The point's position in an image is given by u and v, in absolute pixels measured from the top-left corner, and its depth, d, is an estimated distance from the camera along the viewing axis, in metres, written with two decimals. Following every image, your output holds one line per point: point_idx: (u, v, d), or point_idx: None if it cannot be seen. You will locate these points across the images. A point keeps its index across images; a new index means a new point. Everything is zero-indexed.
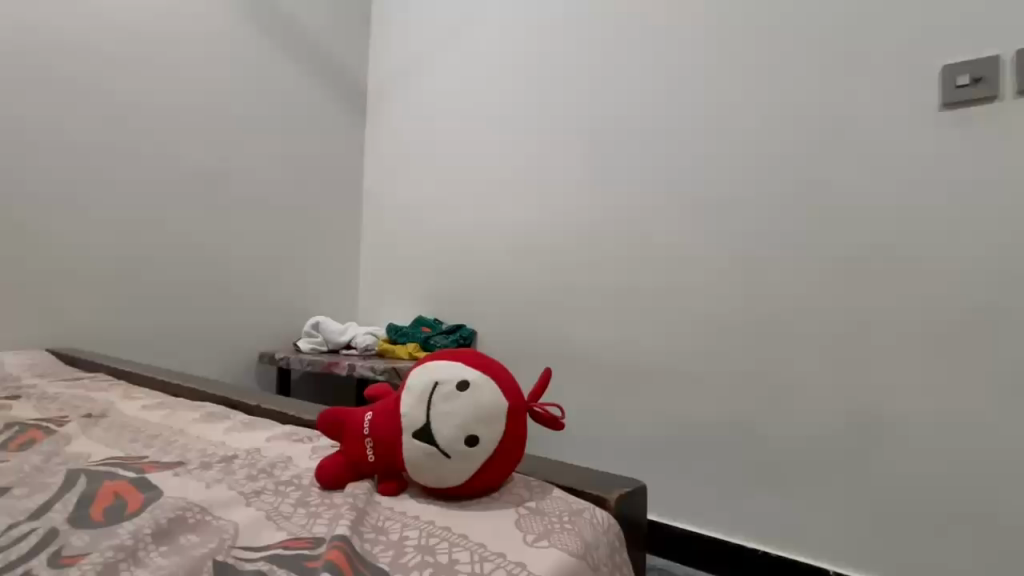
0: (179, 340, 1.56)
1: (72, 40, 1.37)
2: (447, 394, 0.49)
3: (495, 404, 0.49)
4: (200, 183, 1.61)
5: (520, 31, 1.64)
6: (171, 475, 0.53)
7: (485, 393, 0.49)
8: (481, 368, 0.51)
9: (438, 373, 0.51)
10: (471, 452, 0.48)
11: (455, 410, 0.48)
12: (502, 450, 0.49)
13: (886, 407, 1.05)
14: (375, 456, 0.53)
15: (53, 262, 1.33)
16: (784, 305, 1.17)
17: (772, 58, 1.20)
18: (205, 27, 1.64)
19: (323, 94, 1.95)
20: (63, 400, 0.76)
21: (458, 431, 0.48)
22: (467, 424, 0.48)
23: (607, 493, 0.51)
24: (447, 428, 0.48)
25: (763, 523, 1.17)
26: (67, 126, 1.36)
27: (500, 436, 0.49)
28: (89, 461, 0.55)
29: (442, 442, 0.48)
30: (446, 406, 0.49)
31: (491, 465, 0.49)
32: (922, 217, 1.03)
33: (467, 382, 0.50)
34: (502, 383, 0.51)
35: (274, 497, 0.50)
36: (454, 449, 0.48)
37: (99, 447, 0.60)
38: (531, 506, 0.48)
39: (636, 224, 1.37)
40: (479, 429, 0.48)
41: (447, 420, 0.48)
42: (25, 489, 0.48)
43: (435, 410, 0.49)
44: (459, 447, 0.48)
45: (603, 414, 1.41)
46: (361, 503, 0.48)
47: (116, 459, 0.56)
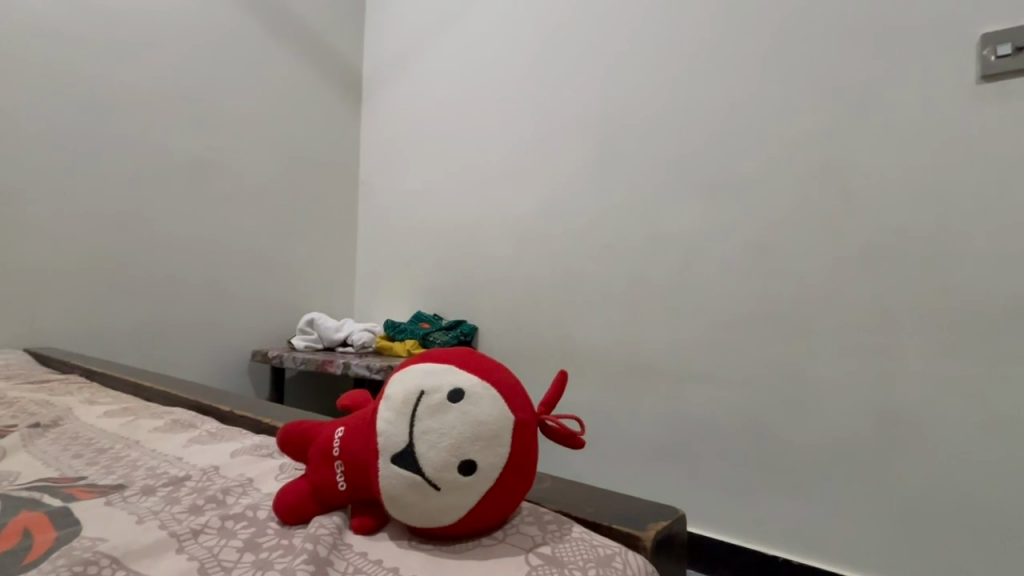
0: (165, 340, 1.49)
1: (44, 18, 1.28)
2: (436, 407, 0.42)
3: (497, 420, 0.42)
4: (185, 173, 1.53)
5: (520, 12, 1.56)
6: (99, 505, 0.46)
7: (483, 405, 0.42)
8: (477, 373, 0.44)
9: (425, 379, 0.44)
10: (468, 481, 0.41)
11: (447, 429, 0.41)
12: (504, 476, 0.42)
13: (917, 409, 0.97)
14: (347, 485, 0.46)
15: (28, 259, 1.25)
16: (801, 297, 1.09)
17: (790, 31, 1.12)
18: (189, 8, 1.56)
19: (315, 81, 1.88)
20: (19, 406, 0.70)
21: (448, 456, 0.41)
22: (461, 449, 0.41)
23: (641, 531, 0.44)
24: (436, 451, 0.41)
25: (782, 531, 1.10)
26: (44, 113, 1.27)
27: (503, 458, 0.42)
28: (12, 485, 0.48)
29: (428, 471, 0.41)
30: (434, 421, 0.42)
31: (489, 497, 0.42)
32: (959, 205, 0.95)
33: (460, 392, 0.42)
34: (504, 393, 0.43)
35: (217, 538, 0.43)
36: (446, 479, 0.41)
37: (33, 466, 0.53)
38: (546, 553, 0.41)
39: (643, 212, 1.30)
40: (476, 454, 0.41)
41: (437, 441, 0.41)
42: None
43: (421, 427, 0.42)
44: (451, 475, 0.41)
45: (610, 413, 1.34)
46: (323, 550, 0.41)
47: (45, 482, 0.49)
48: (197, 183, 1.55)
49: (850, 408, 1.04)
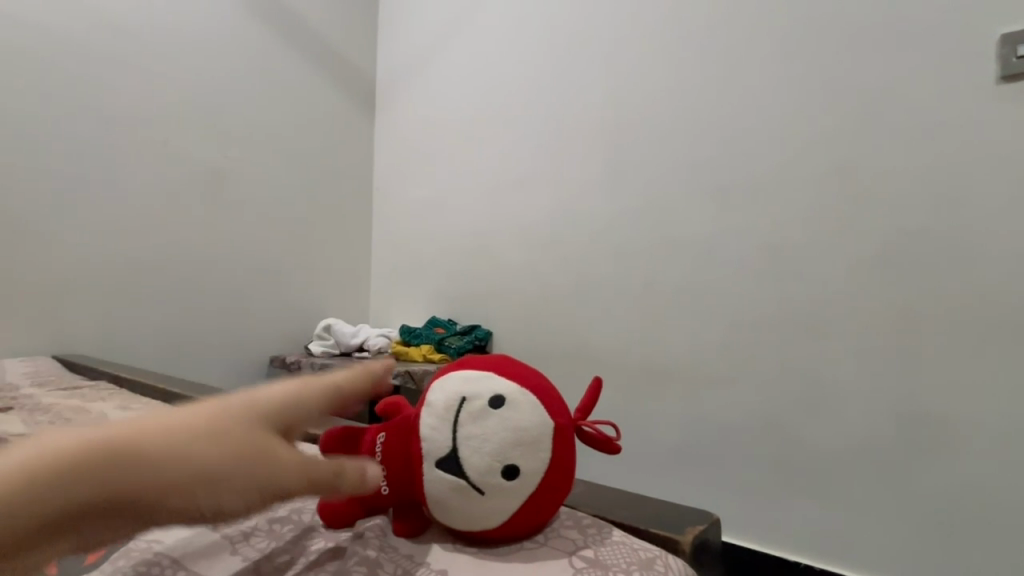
0: (186, 346, 1.52)
1: (68, 35, 1.32)
2: (477, 413, 0.43)
3: (537, 425, 0.43)
4: (204, 183, 1.56)
5: (531, 18, 1.57)
6: None
7: (522, 411, 0.43)
8: (513, 379, 0.45)
9: (463, 385, 0.45)
10: (512, 483, 0.42)
11: (488, 434, 0.42)
12: (545, 478, 0.43)
13: (942, 412, 0.96)
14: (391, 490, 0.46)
15: (55, 268, 1.28)
16: (820, 299, 1.08)
17: (803, 32, 1.12)
18: (206, 22, 1.59)
19: (329, 90, 1.91)
20: (56, 413, 0.72)
21: (492, 461, 0.42)
22: (504, 454, 0.42)
23: (680, 534, 0.44)
24: (479, 456, 0.42)
25: (803, 535, 1.09)
26: (70, 128, 1.31)
27: (542, 461, 0.43)
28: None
29: (472, 476, 0.42)
30: (475, 427, 0.43)
31: (532, 498, 0.43)
32: (980, 205, 0.93)
33: (501, 399, 0.43)
34: (540, 399, 0.45)
35: (267, 539, 0.47)
36: (491, 483, 0.42)
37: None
38: (588, 557, 0.42)
39: (657, 216, 1.30)
40: (517, 457, 0.42)
41: (479, 446, 0.42)
42: None
43: (463, 433, 0.43)
44: (495, 479, 0.42)
45: (625, 418, 1.34)
46: (372, 553, 0.44)
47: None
48: (214, 193, 1.58)
49: (871, 411, 1.02)
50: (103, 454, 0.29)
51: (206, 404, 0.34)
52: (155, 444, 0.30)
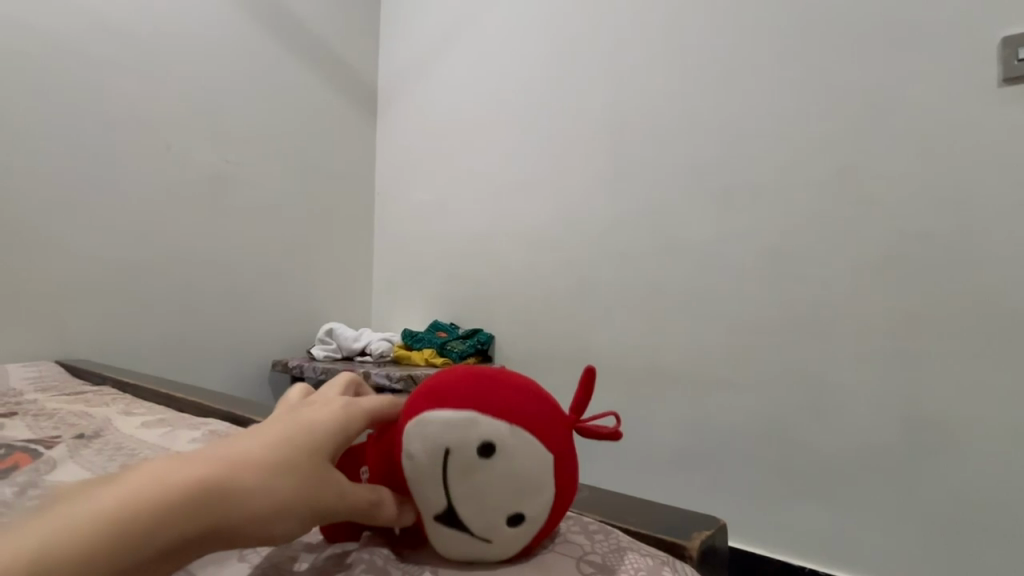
0: (189, 350, 1.52)
1: (73, 41, 1.33)
2: (468, 465, 0.37)
3: (539, 467, 0.38)
4: (207, 187, 1.57)
5: (532, 24, 1.58)
6: None
7: (520, 453, 0.37)
8: (501, 417, 0.37)
9: (443, 431, 0.37)
10: (521, 525, 0.39)
11: (488, 488, 0.37)
12: (553, 507, 0.40)
13: (948, 414, 0.95)
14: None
15: (58, 272, 1.29)
16: (824, 302, 1.08)
17: (803, 36, 1.12)
18: (209, 28, 1.61)
19: (331, 95, 1.92)
20: (60, 418, 0.72)
21: (496, 514, 0.37)
22: (507, 502, 0.37)
23: (686, 540, 0.43)
24: (481, 509, 0.37)
25: (808, 539, 1.08)
26: (74, 133, 1.32)
27: (549, 495, 0.39)
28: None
29: (475, 529, 0.38)
30: (469, 481, 0.37)
31: (543, 528, 0.40)
32: (982, 207, 0.93)
33: (491, 446, 0.37)
34: (536, 433, 0.38)
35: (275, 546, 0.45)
36: (499, 531, 0.38)
37: (85, 475, 0.54)
38: (596, 563, 0.41)
39: (659, 219, 1.30)
40: (522, 503, 0.38)
41: (479, 500, 0.37)
42: None
43: (457, 487, 0.37)
44: (500, 528, 0.38)
45: (629, 421, 1.33)
46: (380, 560, 0.42)
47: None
48: (217, 197, 1.59)
49: (875, 413, 1.02)
50: (212, 493, 0.28)
51: (292, 431, 0.34)
52: (261, 478, 0.30)
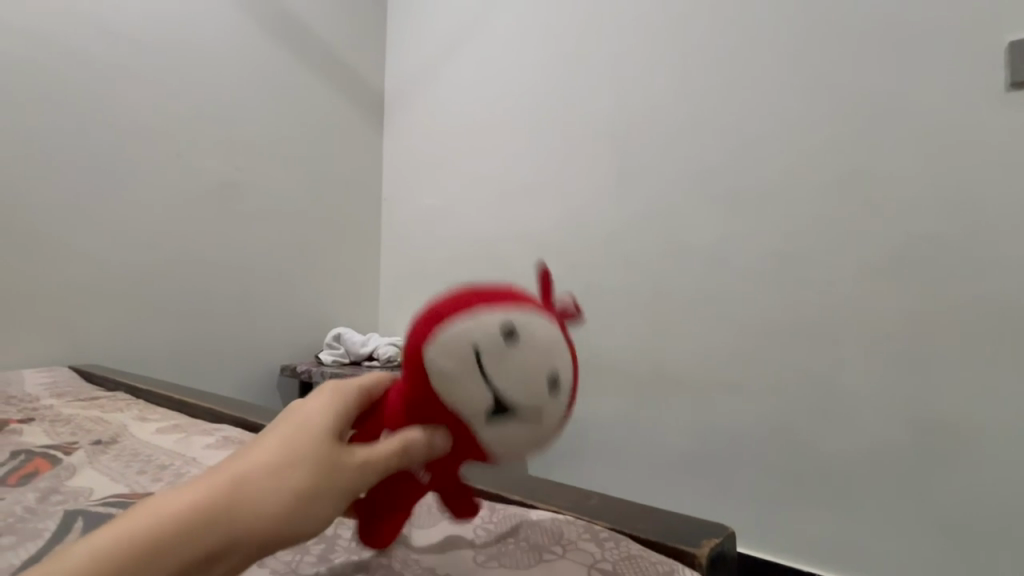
0: (199, 356, 1.54)
1: (86, 54, 1.36)
2: (494, 360, 0.31)
3: (561, 343, 0.32)
4: (216, 194, 1.59)
5: (537, 30, 1.59)
6: None
7: (539, 320, 0.32)
8: (506, 305, 0.32)
9: (459, 340, 0.31)
10: (564, 397, 0.32)
11: (525, 364, 0.31)
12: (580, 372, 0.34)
13: (958, 420, 0.95)
14: (434, 474, 0.35)
15: (71, 280, 1.31)
16: (831, 306, 1.08)
17: (809, 41, 1.12)
18: (218, 38, 1.63)
19: (339, 101, 1.94)
20: (77, 423, 0.74)
21: (537, 397, 0.31)
22: (548, 369, 0.31)
23: (696, 548, 0.42)
24: (526, 390, 0.31)
25: (817, 544, 1.08)
26: (87, 144, 1.35)
27: (572, 355, 0.34)
28: (88, 501, 0.51)
29: (522, 424, 0.31)
30: (500, 381, 0.31)
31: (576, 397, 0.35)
32: (992, 209, 0.93)
33: (509, 330, 0.31)
34: (538, 309, 0.33)
35: (292, 552, 0.45)
36: (550, 408, 0.32)
37: (104, 482, 0.56)
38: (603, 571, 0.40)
39: (664, 224, 1.31)
40: (562, 366, 0.32)
41: (522, 382, 0.31)
42: (11, 539, 0.44)
43: (491, 387, 0.31)
44: (543, 414, 0.32)
45: (635, 426, 1.34)
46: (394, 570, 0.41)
47: (117, 498, 0.51)
48: (227, 204, 1.61)
49: (885, 417, 1.02)
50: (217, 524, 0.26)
51: (302, 431, 0.30)
52: (266, 496, 0.27)
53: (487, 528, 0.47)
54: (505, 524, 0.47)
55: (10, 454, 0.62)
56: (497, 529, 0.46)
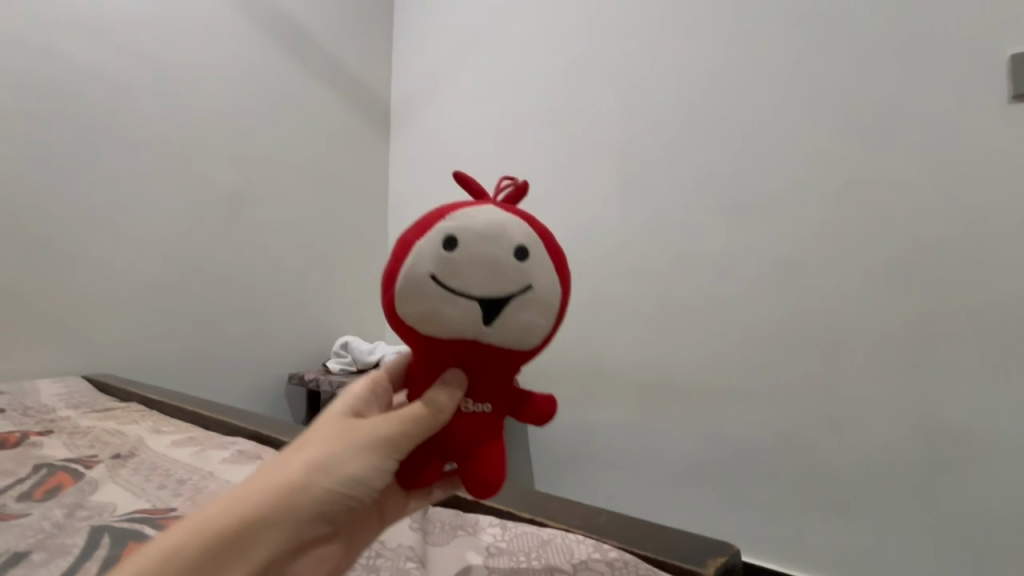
0: (209, 365, 1.56)
1: (100, 68, 1.38)
2: (450, 268, 0.35)
3: (496, 219, 0.35)
4: (227, 205, 1.61)
5: (542, 41, 1.61)
6: None
7: (472, 218, 0.36)
8: (432, 227, 0.36)
9: (412, 275, 0.35)
10: (536, 255, 0.36)
11: (482, 256, 0.34)
12: (541, 231, 0.38)
13: (966, 431, 0.95)
14: (490, 400, 0.39)
15: (85, 291, 1.33)
16: (837, 316, 1.08)
17: (812, 53, 1.13)
18: (228, 52, 1.66)
19: (346, 112, 1.97)
20: (95, 436, 0.76)
21: (503, 266, 0.35)
22: (503, 245, 0.35)
23: (701, 566, 0.42)
24: (494, 272, 0.34)
25: (824, 553, 1.08)
26: (101, 157, 1.37)
27: (520, 219, 0.37)
28: (112, 516, 0.52)
29: (508, 295, 0.35)
30: (464, 283, 0.35)
31: (552, 253, 0.38)
32: (996, 219, 0.93)
33: (446, 243, 0.35)
34: (463, 208, 0.37)
35: None
36: (527, 272, 0.35)
37: (126, 496, 0.57)
38: None
39: (669, 234, 1.32)
40: (513, 235, 0.35)
41: (488, 271, 0.34)
42: (43, 554, 0.45)
43: (463, 292, 0.35)
44: (515, 270, 0.35)
45: (641, 435, 1.34)
46: None
47: (139, 514, 0.52)
48: (236, 215, 1.64)
49: (892, 428, 1.02)
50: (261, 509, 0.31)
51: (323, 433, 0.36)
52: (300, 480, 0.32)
53: (499, 546, 0.47)
54: (518, 543, 0.47)
55: (33, 468, 0.64)
56: (508, 547, 0.47)
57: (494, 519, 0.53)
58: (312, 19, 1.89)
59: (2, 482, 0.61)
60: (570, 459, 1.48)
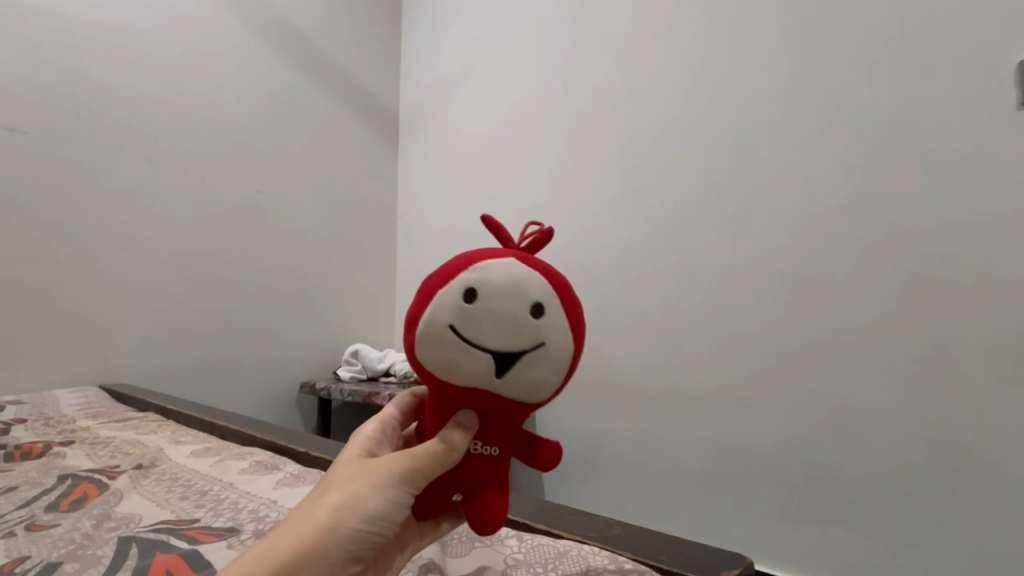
0: (222, 373, 1.58)
1: (117, 85, 1.42)
2: (468, 319, 0.35)
3: (518, 274, 0.35)
4: (239, 216, 1.64)
5: (547, 51, 1.63)
6: (225, 547, 0.48)
7: (494, 269, 0.36)
8: (453, 276, 0.36)
9: (432, 323, 0.36)
10: (552, 312, 0.36)
11: (499, 312, 0.35)
12: (561, 287, 0.38)
13: (981, 440, 0.93)
14: (498, 444, 0.39)
15: (102, 302, 1.36)
16: (847, 324, 1.08)
17: (818, 59, 1.14)
18: (240, 66, 1.69)
19: (355, 124, 2.00)
20: (116, 447, 0.78)
21: (520, 323, 0.35)
22: (522, 301, 0.35)
23: None
24: (511, 329, 0.35)
25: (837, 564, 1.07)
26: (117, 170, 1.40)
27: (539, 271, 0.37)
28: (138, 527, 0.53)
29: (522, 352, 0.35)
30: (481, 336, 0.35)
31: (569, 305, 0.38)
32: (1006, 227, 0.93)
33: (467, 294, 0.35)
34: (487, 258, 0.37)
35: None
36: (542, 330, 0.35)
37: (150, 507, 0.59)
38: None
39: (677, 240, 1.33)
40: (532, 291, 0.35)
41: (504, 326, 0.35)
42: (75, 565, 0.47)
43: (479, 344, 0.35)
44: (530, 329, 0.35)
45: (651, 442, 1.34)
46: None
47: (164, 524, 0.54)
48: (248, 226, 1.66)
49: (906, 437, 1.01)
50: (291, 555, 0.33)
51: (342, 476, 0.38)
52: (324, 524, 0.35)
53: (516, 557, 0.48)
54: (535, 555, 0.48)
55: (58, 479, 0.66)
56: (525, 558, 0.47)
57: (510, 532, 0.53)
58: (322, 34, 1.93)
59: (29, 492, 0.62)
60: (580, 467, 1.48)
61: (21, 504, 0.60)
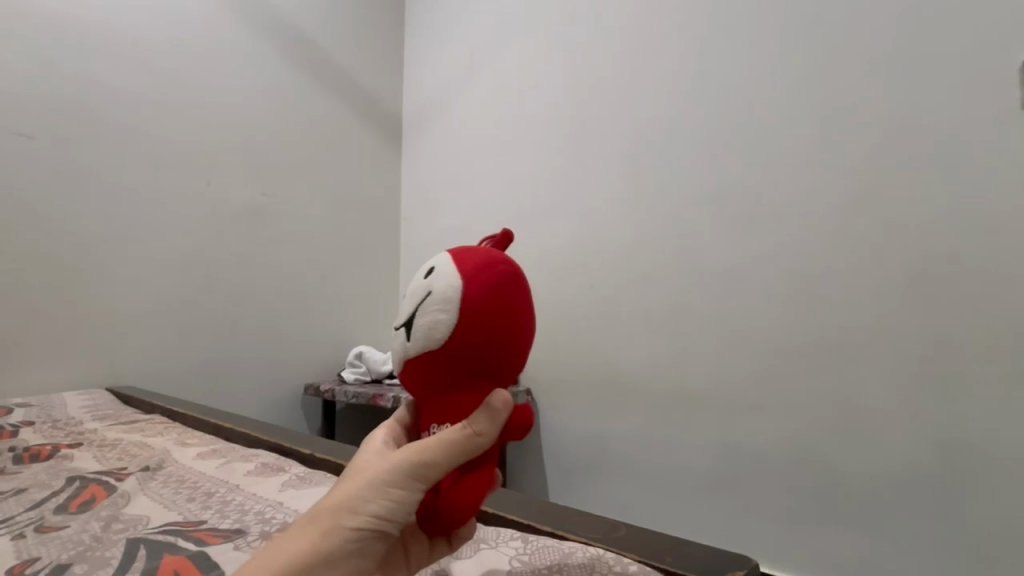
0: (227, 375, 1.59)
1: (123, 89, 1.43)
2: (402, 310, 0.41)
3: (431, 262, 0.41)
4: (244, 219, 1.65)
5: (550, 52, 1.64)
6: (232, 548, 0.49)
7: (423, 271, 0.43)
8: None
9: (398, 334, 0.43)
10: (440, 268, 0.38)
11: (409, 290, 0.40)
12: (463, 252, 0.39)
13: (988, 440, 0.93)
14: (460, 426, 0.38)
15: (108, 305, 1.37)
16: (852, 324, 1.07)
17: (821, 59, 1.14)
18: (244, 69, 1.71)
19: (359, 127, 2.01)
20: (123, 448, 0.79)
21: (417, 289, 0.39)
22: (422, 273, 0.40)
23: None
24: (413, 296, 0.39)
25: (843, 565, 1.07)
26: (124, 174, 1.41)
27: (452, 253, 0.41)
28: (147, 528, 0.54)
29: (418, 309, 0.38)
30: (400, 316, 0.40)
31: (465, 258, 0.38)
32: (1011, 225, 0.92)
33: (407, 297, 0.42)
34: None
35: None
36: (428, 282, 0.38)
37: (158, 509, 0.59)
38: None
39: (681, 241, 1.32)
40: (427, 264, 0.40)
41: (411, 297, 0.39)
42: (84, 566, 0.47)
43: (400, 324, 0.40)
44: (421, 288, 0.38)
45: (656, 443, 1.34)
46: None
47: (172, 525, 0.54)
48: (254, 228, 1.67)
49: (912, 437, 1.00)
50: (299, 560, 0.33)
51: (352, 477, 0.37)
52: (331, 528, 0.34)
53: (522, 559, 0.48)
54: (540, 556, 0.48)
55: (67, 481, 0.67)
56: (530, 560, 0.48)
57: (515, 533, 0.53)
58: (325, 36, 1.94)
59: (39, 494, 0.63)
60: (584, 468, 1.48)
61: (31, 505, 0.60)
